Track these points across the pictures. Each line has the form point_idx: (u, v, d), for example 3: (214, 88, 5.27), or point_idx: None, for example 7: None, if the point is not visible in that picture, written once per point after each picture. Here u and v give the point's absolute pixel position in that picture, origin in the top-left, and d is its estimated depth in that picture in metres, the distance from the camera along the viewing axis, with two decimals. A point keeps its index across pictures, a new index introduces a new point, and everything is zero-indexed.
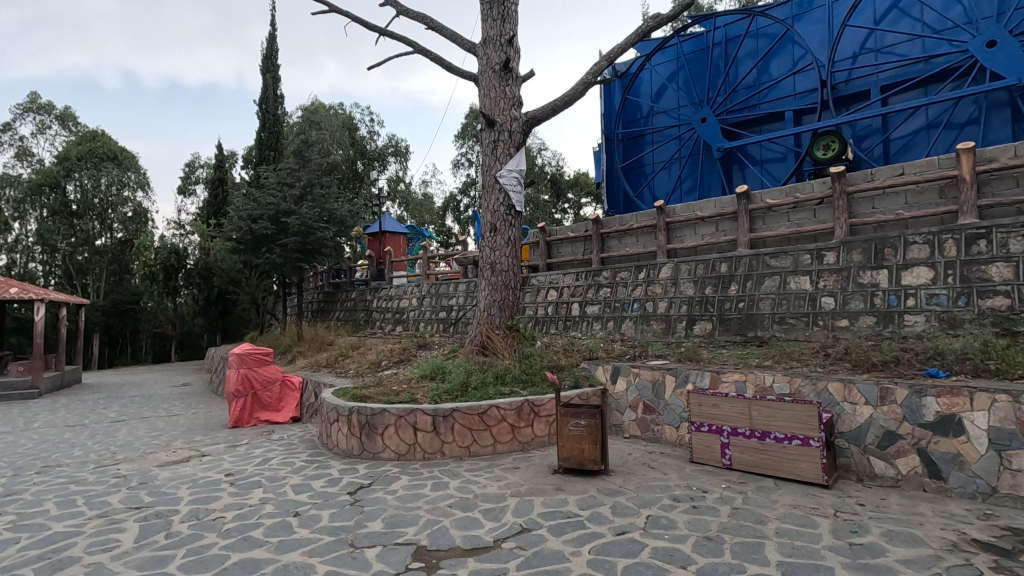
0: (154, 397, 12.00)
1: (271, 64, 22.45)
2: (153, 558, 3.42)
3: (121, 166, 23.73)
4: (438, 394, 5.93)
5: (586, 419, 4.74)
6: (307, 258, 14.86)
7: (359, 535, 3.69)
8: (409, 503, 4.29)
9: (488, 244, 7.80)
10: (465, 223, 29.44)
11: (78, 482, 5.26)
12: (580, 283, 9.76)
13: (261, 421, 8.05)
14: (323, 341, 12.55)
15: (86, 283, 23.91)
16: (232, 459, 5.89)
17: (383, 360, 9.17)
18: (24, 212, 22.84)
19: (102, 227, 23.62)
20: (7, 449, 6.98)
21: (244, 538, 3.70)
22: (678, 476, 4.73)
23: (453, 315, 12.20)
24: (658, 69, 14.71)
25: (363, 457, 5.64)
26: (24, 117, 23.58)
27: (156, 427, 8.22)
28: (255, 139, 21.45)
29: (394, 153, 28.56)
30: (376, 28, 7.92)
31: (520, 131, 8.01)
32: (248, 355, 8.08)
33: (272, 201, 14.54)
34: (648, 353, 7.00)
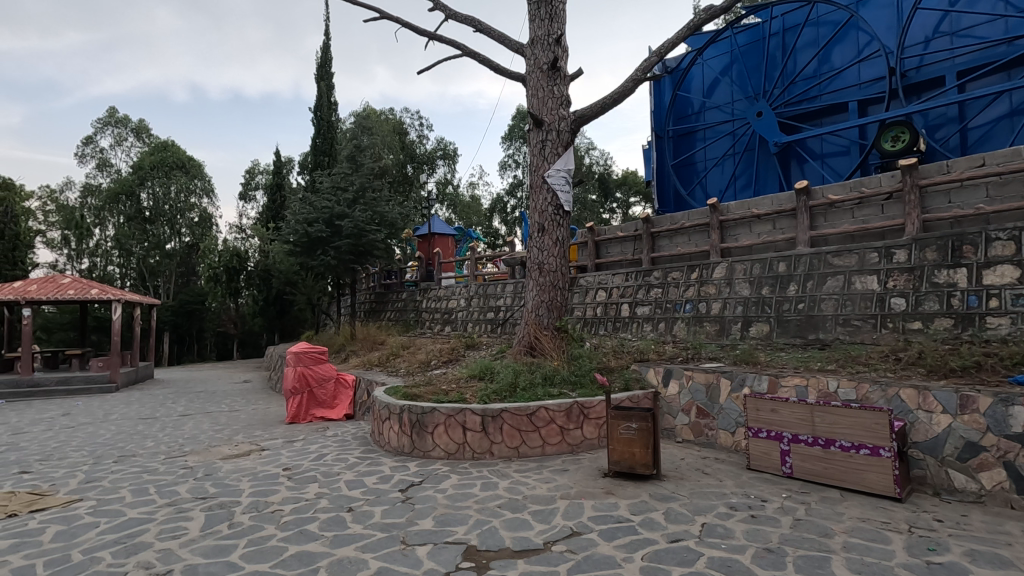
0: (217, 393, 12.61)
1: (325, 72, 23.23)
2: (218, 547, 3.57)
3: (189, 174, 25.15)
4: (487, 394, 5.94)
5: (637, 422, 4.63)
6: (359, 259, 15.29)
7: (410, 533, 3.73)
8: (459, 502, 4.31)
9: (536, 244, 7.76)
10: (512, 224, 29.54)
11: (150, 471, 5.58)
12: (629, 283, 9.58)
13: (316, 418, 8.32)
14: (375, 340, 12.82)
15: (158, 285, 25.48)
16: (290, 454, 6.10)
17: (433, 360, 9.28)
18: (104, 218, 24.56)
19: (172, 232, 25.11)
20: (89, 439, 7.50)
21: (301, 531, 3.81)
22: (733, 484, 4.55)
23: (501, 316, 12.24)
24: (710, 64, 14.30)
25: (414, 455, 5.73)
26: (104, 130, 25.37)
27: (219, 422, 8.64)
28: (311, 145, 22.26)
29: (442, 156, 29.01)
30: (425, 33, 8.02)
31: (569, 130, 7.93)
32: (304, 354, 8.36)
33: (326, 204, 15.01)
34: (701, 355, 6.79)
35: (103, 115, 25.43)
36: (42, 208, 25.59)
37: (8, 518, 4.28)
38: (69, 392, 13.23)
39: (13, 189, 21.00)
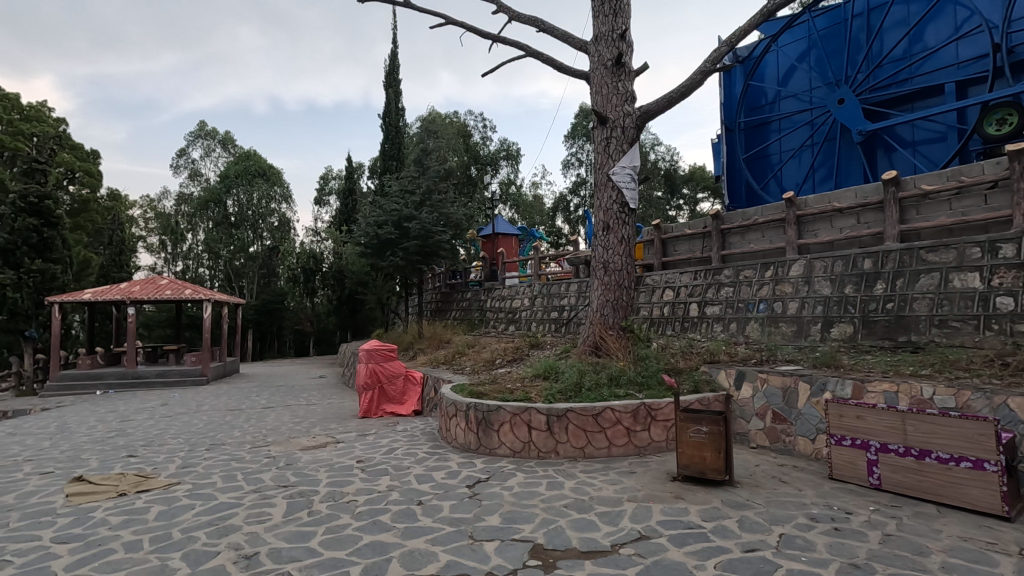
0: (295, 388, 13.34)
1: (393, 80, 23.99)
2: (299, 533, 3.78)
3: (269, 181, 26.74)
4: (551, 394, 5.94)
5: (708, 426, 4.47)
6: (426, 260, 15.70)
7: (478, 528, 3.79)
8: (525, 500, 4.33)
9: (601, 243, 7.67)
10: (575, 223, 29.33)
11: (237, 459, 6.00)
12: (698, 282, 9.28)
13: (387, 413, 8.64)
14: (441, 339, 13.13)
15: (243, 285, 27.33)
16: (363, 447, 6.36)
17: (498, 359, 9.38)
18: (195, 224, 26.36)
19: (255, 236, 26.81)
20: (184, 427, 8.17)
21: (374, 522, 3.97)
22: (814, 494, 4.30)
23: (565, 315, 12.18)
24: (785, 50, 13.56)
25: (480, 452, 5.82)
26: (195, 143, 27.45)
27: (298, 414, 9.14)
28: (380, 150, 23.11)
29: (505, 156, 29.29)
30: (489, 36, 8.11)
31: (633, 126, 7.77)
32: (375, 351, 8.67)
33: (395, 207, 15.50)
34: (777, 357, 6.46)
35: (194, 129, 27.52)
36: (143, 216, 28.07)
37: (119, 497, 4.73)
38: (167, 383, 14.46)
39: (119, 200, 23.15)
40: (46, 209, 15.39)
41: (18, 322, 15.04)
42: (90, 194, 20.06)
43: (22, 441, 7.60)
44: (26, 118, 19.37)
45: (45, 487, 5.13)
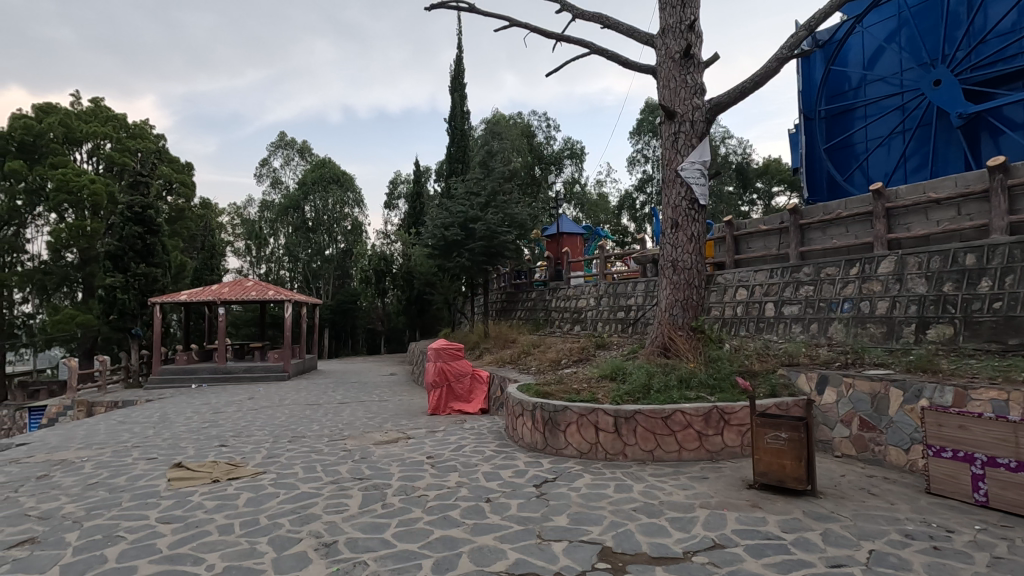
0: (368, 384, 13.90)
1: (457, 84, 24.43)
2: (373, 524, 3.93)
3: (342, 187, 28.03)
4: (619, 395, 5.84)
5: (787, 432, 4.23)
6: (491, 260, 15.89)
7: (546, 528, 3.79)
8: (592, 501, 4.29)
9: (669, 241, 7.45)
10: (641, 220, 28.74)
11: (317, 452, 6.33)
12: (774, 280, 8.84)
13: (455, 410, 8.83)
14: (507, 338, 13.25)
15: (319, 286, 28.82)
16: (432, 443, 6.54)
17: (564, 359, 9.35)
18: (276, 229, 28.16)
19: (330, 240, 28.19)
20: (269, 420, 8.71)
21: (444, 517, 4.06)
22: (909, 509, 3.98)
23: (632, 316, 11.95)
24: (871, 31, 12.64)
25: (546, 452, 5.83)
26: (276, 152, 29.21)
27: (371, 410, 9.52)
28: (446, 153, 23.64)
29: (570, 155, 29.20)
30: (552, 35, 8.08)
31: (703, 120, 7.50)
32: (443, 350, 8.87)
33: (461, 209, 15.79)
34: (864, 360, 6.03)
35: (275, 140, 29.25)
36: (231, 222, 30.18)
37: (213, 483, 5.12)
38: (253, 378, 15.50)
39: (210, 208, 24.99)
40: (149, 217, 16.92)
41: (126, 321, 16.50)
42: (186, 203, 21.80)
43: (131, 429, 8.39)
44: (132, 135, 21.35)
45: (151, 471, 5.64)
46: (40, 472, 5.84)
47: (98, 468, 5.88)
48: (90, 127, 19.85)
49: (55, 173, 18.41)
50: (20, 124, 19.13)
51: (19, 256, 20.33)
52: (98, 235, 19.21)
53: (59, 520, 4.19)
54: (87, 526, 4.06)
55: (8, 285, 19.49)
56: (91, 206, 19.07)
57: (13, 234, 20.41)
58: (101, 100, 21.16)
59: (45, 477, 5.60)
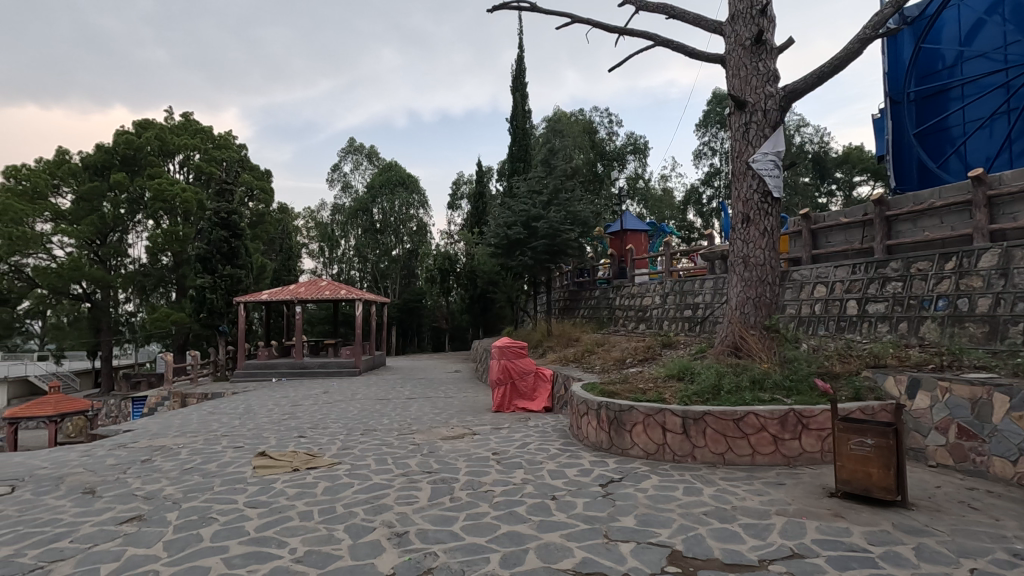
0: (434, 381, 14.25)
1: (519, 83, 24.55)
2: (442, 517, 4.03)
3: (408, 189, 28.83)
4: (687, 395, 5.67)
5: (873, 439, 3.97)
6: (554, 258, 15.87)
7: (612, 528, 3.75)
8: (661, 503, 4.20)
9: (740, 236, 7.16)
10: (709, 215, 27.76)
11: (387, 444, 6.57)
12: (856, 276, 8.29)
13: (519, 409, 8.90)
14: (570, 336, 13.20)
15: (387, 286, 29.86)
16: (497, 440, 6.62)
17: (628, 358, 9.21)
18: (346, 232, 28.70)
19: (397, 240, 29.14)
20: (342, 413, 9.13)
21: (510, 513, 4.11)
22: (1017, 526, 3.62)
23: (699, 314, 11.58)
24: (969, 3, 11.54)
25: (612, 452, 5.76)
26: (346, 158, 30.50)
27: (437, 406, 9.77)
28: (508, 153, 23.81)
29: (633, 150, 28.71)
30: (615, 29, 7.96)
31: (777, 108, 7.13)
32: (507, 348, 8.95)
33: (523, 207, 15.84)
34: (963, 362, 5.53)
35: (345, 146, 30.54)
36: (306, 225, 31.73)
37: (293, 471, 5.43)
38: (328, 373, 16.29)
39: (287, 212, 26.42)
40: (233, 222, 18.13)
41: (214, 318, 17.75)
42: (265, 209, 23.21)
43: (220, 419, 9.04)
44: (217, 146, 22.97)
45: (238, 458, 6.07)
46: (143, 456, 6.41)
47: (193, 454, 6.39)
48: (181, 140, 21.59)
49: (152, 183, 20.10)
50: (123, 139, 20.99)
51: (123, 259, 22.33)
52: (189, 239, 20.80)
53: (161, 500, 4.59)
54: (185, 507, 4.42)
55: (114, 286, 21.43)
56: (183, 213, 20.71)
57: (117, 239, 22.42)
58: (191, 114, 22.90)
59: (148, 461, 6.15)
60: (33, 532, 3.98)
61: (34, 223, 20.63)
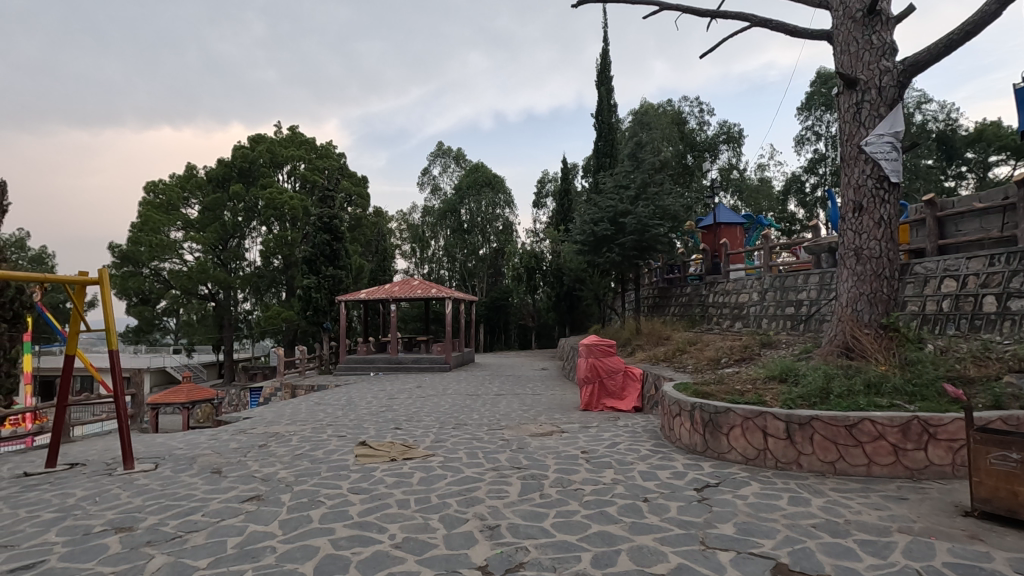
0: (521, 378, 14.39)
1: (604, 77, 24.15)
2: (534, 512, 4.07)
3: (494, 189, 29.32)
4: (791, 398, 5.29)
5: (1020, 453, 3.46)
6: (643, 255, 15.46)
7: (710, 534, 3.60)
8: (763, 512, 3.95)
9: (852, 227, 6.57)
10: (813, 205, 25.77)
11: (477, 439, 6.73)
12: (994, 268, 7.32)
13: (607, 407, 8.78)
14: (660, 335, 12.78)
15: (475, 284, 30.62)
16: (586, 439, 6.56)
17: (723, 358, 8.77)
18: (436, 232, 30.20)
19: (484, 240, 29.75)
20: (435, 408, 9.46)
21: (601, 512, 4.05)
22: None
23: (803, 311, 10.79)
24: None
25: (707, 455, 5.53)
26: (435, 161, 31.59)
27: (525, 402, 9.86)
28: (593, 148, 23.51)
29: (726, 140, 27.36)
30: (707, 14, 7.59)
31: (895, 84, 6.45)
32: (594, 346, 8.85)
33: (610, 203, 15.56)
34: None
35: (434, 150, 31.67)
36: (398, 227, 33.26)
37: (391, 461, 5.71)
38: (420, 369, 16.96)
39: (382, 215, 27.81)
40: (335, 226, 19.45)
41: (319, 316, 19.11)
42: (362, 213, 24.66)
43: (325, 410, 9.71)
44: (320, 156, 24.79)
45: (342, 447, 6.49)
46: (260, 441, 7.04)
47: (303, 442, 6.91)
48: (289, 152, 23.57)
49: (265, 193, 21.99)
50: (240, 153, 23.15)
51: (241, 263, 24.53)
52: (296, 243, 22.58)
53: (277, 482, 5.02)
54: (297, 489, 4.80)
55: (234, 287, 23.64)
56: (291, 219, 22.53)
57: (236, 244, 24.73)
58: (296, 128, 24.82)
59: (264, 446, 6.73)
60: (173, 505, 4.50)
61: (169, 232, 23.26)
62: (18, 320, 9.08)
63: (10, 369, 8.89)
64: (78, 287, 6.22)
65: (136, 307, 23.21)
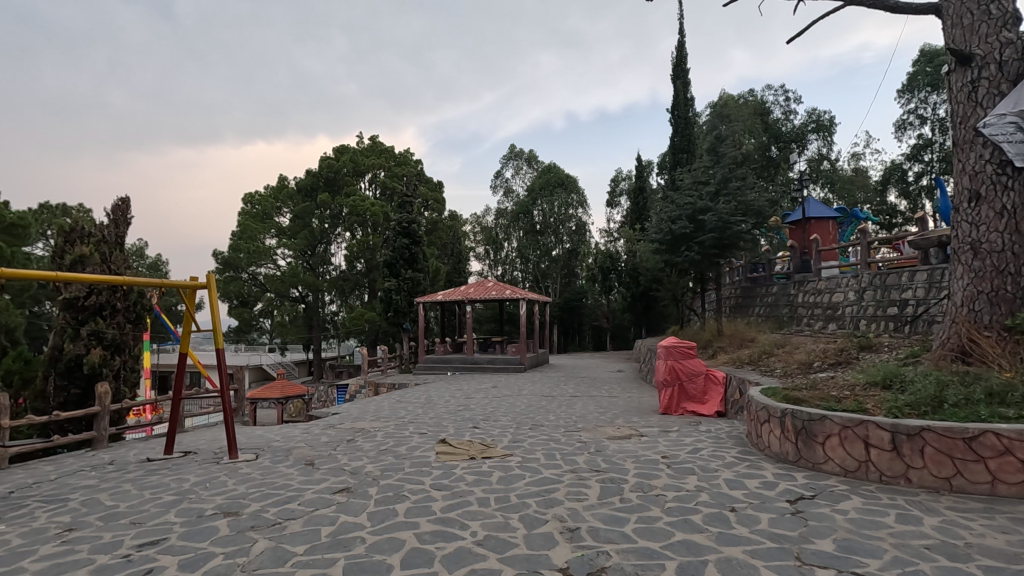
0: (597, 380, 14.22)
1: (680, 70, 23.36)
2: (614, 517, 3.99)
3: (567, 189, 29.16)
4: (898, 407, 4.84)
5: None
6: (724, 253, 14.79)
7: (805, 549, 3.37)
8: (866, 529, 3.66)
9: (967, 218, 5.94)
10: (918, 195, 23.53)
11: (554, 440, 6.72)
12: None
13: (688, 412, 8.48)
14: (744, 336, 12.18)
15: (549, 285, 30.64)
16: (667, 443, 6.38)
17: (816, 361, 8.21)
18: (509, 234, 30.53)
19: (557, 241, 29.62)
20: (511, 408, 9.56)
21: (685, 520, 3.92)
22: None
23: (909, 312, 9.89)
24: None
25: (801, 465, 5.20)
26: (508, 164, 31.91)
27: (601, 405, 9.72)
28: (669, 144, 22.81)
29: (815, 128, 25.67)
30: None
31: (1019, 58, 5.74)
32: (674, 348, 8.55)
33: (689, 200, 15.00)
34: None
35: (507, 152, 31.99)
36: (473, 230, 33.87)
37: (470, 460, 5.82)
38: (496, 369, 17.18)
39: (457, 219, 28.45)
40: (413, 230, 20.03)
41: (399, 317, 19.88)
42: (438, 216, 25.37)
43: (406, 408, 10.07)
44: (398, 163, 25.81)
45: (424, 444, 6.70)
46: (348, 436, 7.43)
47: (387, 438, 7.21)
48: (371, 161, 24.79)
49: (349, 201, 23.16)
50: (326, 164, 24.53)
51: (328, 267, 25.90)
52: (377, 247, 23.61)
53: (364, 476, 5.27)
54: (383, 483, 5.01)
55: (322, 289, 25.05)
56: (373, 224, 23.59)
57: (324, 250, 26.18)
58: (377, 137, 25.97)
59: (353, 441, 7.09)
60: (273, 493, 4.84)
61: (265, 239, 25.05)
62: (139, 321, 10.16)
63: (133, 365, 9.91)
64: (190, 291, 6.84)
65: (237, 309, 25.21)
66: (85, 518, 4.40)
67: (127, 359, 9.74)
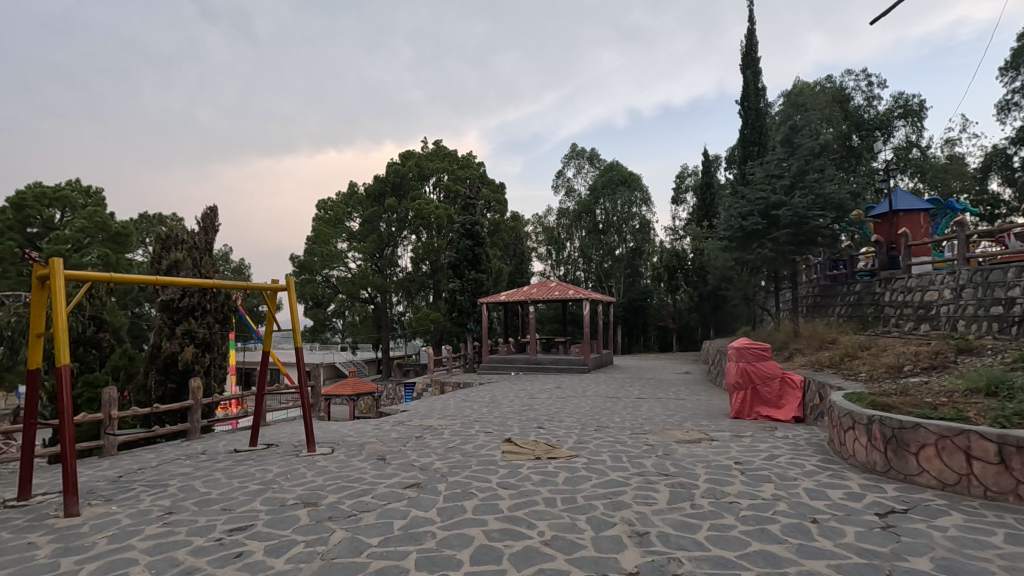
0: (664, 382, 13.87)
1: (750, 59, 22.34)
2: (685, 523, 3.88)
3: (630, 187, 28.67)
4: (1006, 416, 4.39)
5: None
6: (801, 249, 14.01)
7: (899, 567, 3.13)
8: (968, 549, 3.35)
9: None
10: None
11: (621, 442, 6.62)
12: None
13: (761, 416, 8.10)
14: (823, 338, 11.48)
15: (612, 285, 30.20)
16: (740, 449, 6.12)
17: (906, 365, 7.61)
18: (571, 234, 30.51)
19: (620, 240, 29.14)
20: (576, 409, 9.49)
21: (762, 530, 3.74)
22: None
23: (1015, 312, 8.97)
24: None
25: (891, 476, 4.83)
26: (569, 163, 31.76)
27: (669, 407, 9.48)
28: (739, 137, 21.90)
29: (902, 114, 23.80)
30: None
31: None
32: (746, 350, 8.17)
33: (761, 195, 14.33)
34: None
35: (568, 152, 31.82)
36: (534, 231, 33.95)
37: (536, 460, 5.83)
38: (559, 369, 17.13)
39: (519, 220, 28.60)
40: (476, 231, 20.34)
41: (463, 317, 20.26)
42: (500, 217, 25.61)
43: (472, 406, 10.24)
44: (461, 166, 26.32)
45: (490, 443, 6.78)
46: (417, 433, 7.64)
47: (454, 436, 7.35)
48: (435, 164, 25.44)
49: (415, 205, 23.83)
50: (392, 169, 25.38)
51: (395, 269, 26.71)
52: (441, 248, 24.15)
53: (433, 472, 5.40)
54: (451, 480, 5.11)
55: (390, 290, 25.87)
56: (437, 227, 24.18)
57: (391, 252, 27.04)
58: (441, 141, 26.59)
59: (421, 438, 7.28)
60: (348, 486, 5.06)
61: (337, 243, 26.25)
62: (226, 321, 10.90)
63: (221, 362, 10.62)
64: (271, 293, 7.26)
65: (312, 310, 26.52)
66: (182, 502, 4.78)
67: (217, 356, 10.48)
